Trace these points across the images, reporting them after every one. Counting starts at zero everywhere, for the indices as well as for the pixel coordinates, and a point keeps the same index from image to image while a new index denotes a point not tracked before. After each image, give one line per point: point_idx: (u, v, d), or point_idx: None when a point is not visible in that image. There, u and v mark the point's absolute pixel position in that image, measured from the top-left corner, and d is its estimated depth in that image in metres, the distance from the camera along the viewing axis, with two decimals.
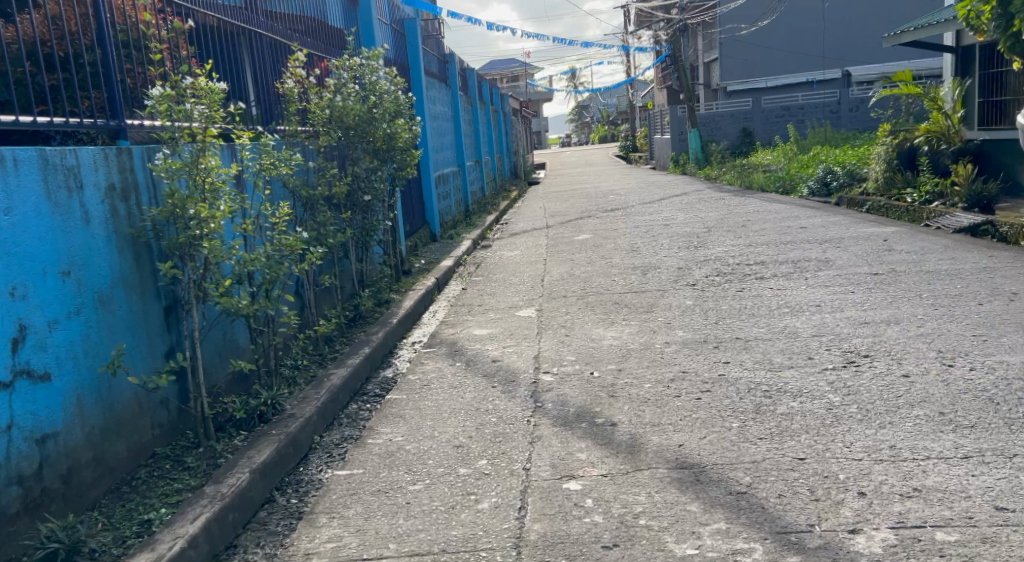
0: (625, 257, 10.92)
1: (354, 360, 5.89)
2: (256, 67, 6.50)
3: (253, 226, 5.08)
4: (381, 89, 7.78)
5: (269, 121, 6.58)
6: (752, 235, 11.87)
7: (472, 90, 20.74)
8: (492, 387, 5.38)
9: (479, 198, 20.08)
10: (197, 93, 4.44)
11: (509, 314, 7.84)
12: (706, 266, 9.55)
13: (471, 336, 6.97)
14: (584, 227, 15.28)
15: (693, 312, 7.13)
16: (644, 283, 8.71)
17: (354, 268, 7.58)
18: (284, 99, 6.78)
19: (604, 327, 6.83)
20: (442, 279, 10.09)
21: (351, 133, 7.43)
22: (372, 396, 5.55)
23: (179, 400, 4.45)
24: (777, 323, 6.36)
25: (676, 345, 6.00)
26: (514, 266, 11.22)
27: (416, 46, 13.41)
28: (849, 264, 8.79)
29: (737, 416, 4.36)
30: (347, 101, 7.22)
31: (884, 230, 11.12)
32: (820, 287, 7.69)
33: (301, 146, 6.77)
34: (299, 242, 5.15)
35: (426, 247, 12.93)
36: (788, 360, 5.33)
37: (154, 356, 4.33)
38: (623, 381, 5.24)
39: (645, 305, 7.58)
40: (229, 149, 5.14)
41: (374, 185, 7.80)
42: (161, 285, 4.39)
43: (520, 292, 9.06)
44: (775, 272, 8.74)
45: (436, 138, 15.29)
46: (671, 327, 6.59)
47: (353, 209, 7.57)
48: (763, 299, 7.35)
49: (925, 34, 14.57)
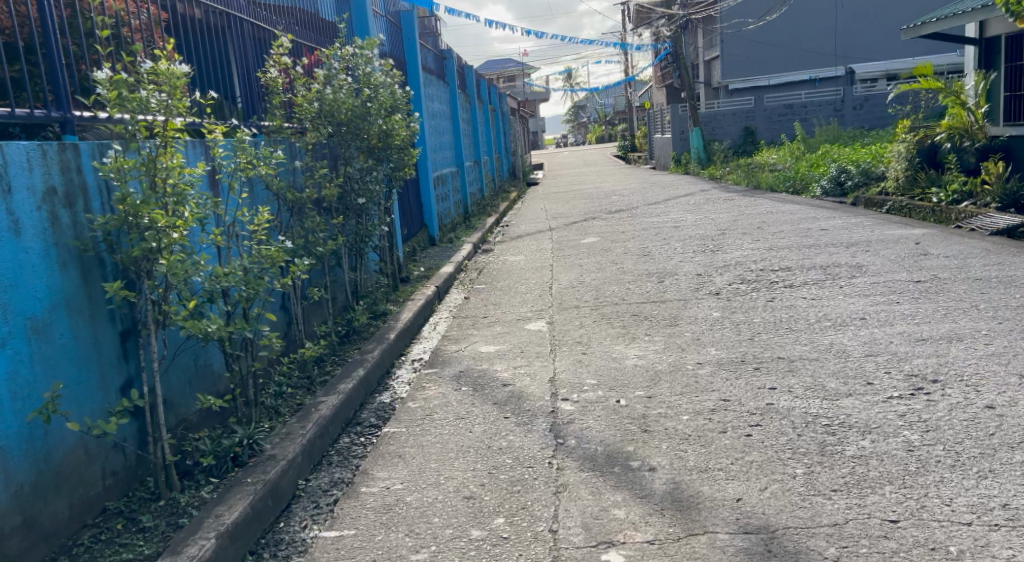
0: (638, 262, 10.25)
1: (346, 385, 5.20)
2: (236, 53, 5.74)
3: (227, 234, 4.37)
4: (376, 82, 7.11)
5: (250, 114, 5.84)
6: (770, 238, 11.22)
7: (471, 87, 20.09)
8: (504, 418, 4.67)
9: (478, 199, 19.41)
10: (159, 80, 3.72)
11: (518, 327, 7.15)
12: (726, 273, 8.87)
13: (478, 354, 6.28)
14: (589, 229, 14.62)
15: (722, 326, 6.44)
16: (662, 292, 8.02)
17: (347, 278, 6.90)
18: (267, 91, 6.03)
19: (625, 344, 6.14)
20: (444, 287, 9.41)
21: (344, 130, 6.75)
22: (367, 427, 4.85)
23: (139, 442, 3.78)
24: (820, 341, 5.68)
25: (710, 367, 5.32)
26: (518, 272, 10.54)
27: (413, 41, 12.73)
28: (884, 271, 8.12)
29: (800, 459, 3.70)
30: (338, 93, 6.44)
31: (912, 233, 10.47)
32: (859, 297, 7.03)
33: (291, 144, 6.02)
34: (283, 254, 4.45)
35: (425, 251, 12.25)
36: (847, 388, 4.63)
37: (109, 392, 3.66)
38: (656, 412, 4.55)
39: (667, 318, 6.90)
40: (201, 144, 4.44)
41: (370, 186, 7.11)
42: (117, 306, 3.72)
43: (527, 301, 8.37)
44: (805, 279, 8.10)
45: (435, 138, 14.62)
46: (701, 344, 5.92)
47: (346, 213, 6.89)
48: (798, 312, 6.67)
49: (946, 26, 13.87)
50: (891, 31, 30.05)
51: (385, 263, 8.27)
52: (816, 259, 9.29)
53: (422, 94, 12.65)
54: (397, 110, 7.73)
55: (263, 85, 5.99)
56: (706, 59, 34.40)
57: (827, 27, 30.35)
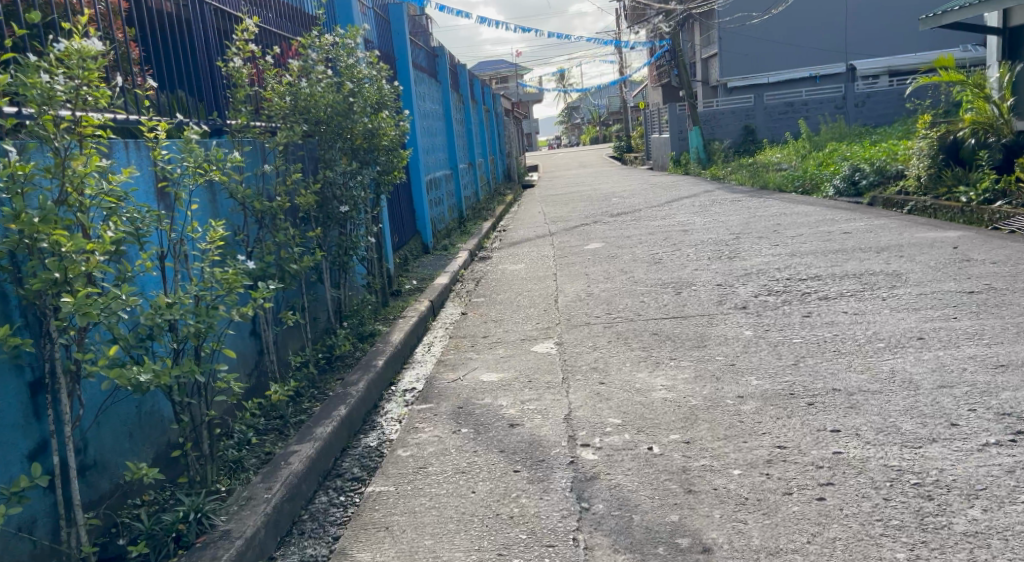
0: (648, 270, 9.47)
1: (323, 429, 4.37)
2: (193, 40, 4.92)
3: (173, 254, 3.52)
4: (360, 76, 6.32)
5: (210, 111, 4.99)
6: (790, 242, 10.48)
7: (465, 88, 19.32)
8: (513, 472, 3.82)
9: (473, 203, 18.65)
10: (69, 62, 2.89)
11: (523, 349, 6.35)
12: (750, 283, 8.09)
13: (478, 384, 5.45)
14: (591, 234, 13.83)
15: (758, 348, 5.67)
16: (683, 307, 7.24)
17: (328, 297, 6.09)
18: (231, 83, 5.18)
19: (649, 371, 5.34)
20: (439, 301, 8.62)
21: (325, 129, 5.96)
22: (348, 482, 4.02)
23: (53, 523, 2.95)
24: (878, 368, 4.89)
25: (754, 402, 4.52)
26: (519, 283, 9.75)
27: (403, 35, 11.95)
28: (927, 281, 7.35)
29: (897, 539, 2.95)
30: (315, 86, 5.57)
31: (945, 236, 9.72)
32: (907, 312, 6.28)
33: (260, 146, 5.16)
34: (243, 278, 3.62)
35: (418, 260, 11.45)
36: (932, 434, 3.82)
37: (10, 463, 2.84)
38: (699, 464, 3.73)
39: (692, 338, 6.11)
40: (139, 144, 3.59)
41: (354, 193, 6.33)
42: (21, 353, 2.90)
43: (533, 317, 7.57)
44: (840, 291, 7.37)
45: (428, 139, 13.83)
46: (739, 371, 5.12)
47: (327, 224, 6.07)
48: (842, 331, 5.89)
49: (968, 15, 13.18)
50: (895, 26, 29.38)
51: (373, 277, 7.47)
52: (847, 266, 8.56)
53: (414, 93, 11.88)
54: (384, 106, 6.93)
55: (228, 79, 5.17)
56: (703, 58, 33.67)
57: (829, 23, 29.64)
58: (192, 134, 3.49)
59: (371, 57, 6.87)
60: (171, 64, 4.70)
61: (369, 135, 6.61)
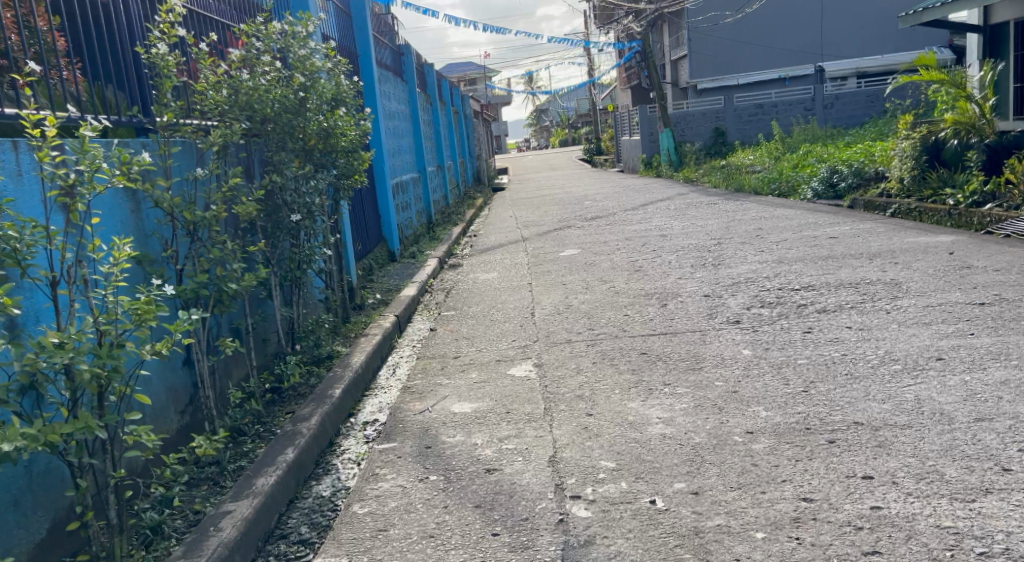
0: (628, 280, 8.88)
1: (265, 479, 3.77)
2: (111, 20, 4.25)
3: (70, 282, 2.92)
4: (315, 69, 5.76)
5: (131, 104, 4.31)
6: (775, 248, 9.94)
7: (432, 88, 18.67)
8: (490, 537, 3.27)
9: (443, 208, 18.02)
10: None
11: (497, 372, 5.73)
12: (739, 295, 7.52)
13: (448, 416, 4.83)
14: (566, 239, 13.26)
15: (760, 371, 5.08)
16: (669, 323, 6.63)
17: (278, 316, 5.45)
18: (154, 74, 4.49)
19: (640, 402, 4.73)
20: (406, 315, 7.97)
21: (275, 126, 5.37)
22: (293, 546, 3.43)
23: None
24: (900, 396, 4.30)
25: (766, 439, 3.94)
26: (492, 294, 9.13)
27: (365, 30, 11.28)
28: (931, 290, 6.80)
29: None
30: (262, 80, 4.98)
31: (939, 240, 9.21)
32: (918, 326, 5.72)
33: (190, 146, 4.52)
34: (159, 307, 3.00)
35: (384, 269, 10.80)
36: (984, 483, 3.25)
37: None
38: (713, 524, 3.19)
39: (684, 360, 5.51)
40: (19, 147, 3.00)
41: (305, 197, 5.70)
42: None
43: (507, 334, 6.94)
44: (838, 302, 6.81)
45: (393, 141, 13.18)
46: (744, 400, 4.53)
47: (277, 235, 5.46)
48: (850, 349, 5.31)
49: (950, 12, 12.70)
50: (865, 26, 29.13)
51: (332, 292, 6.82)
52: (840, 274, 8.00)
53: (377, 93, 11.25)
54: (341, 103, 6.34)
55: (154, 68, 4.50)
56: (673, 58, 33.26)
57: (800, 23, 29.32)
58: (86, 135, 2.85)
59: (325, 49, 6.22)
60: (78, 47, 4.02)
61: (319, 134, 5.95)
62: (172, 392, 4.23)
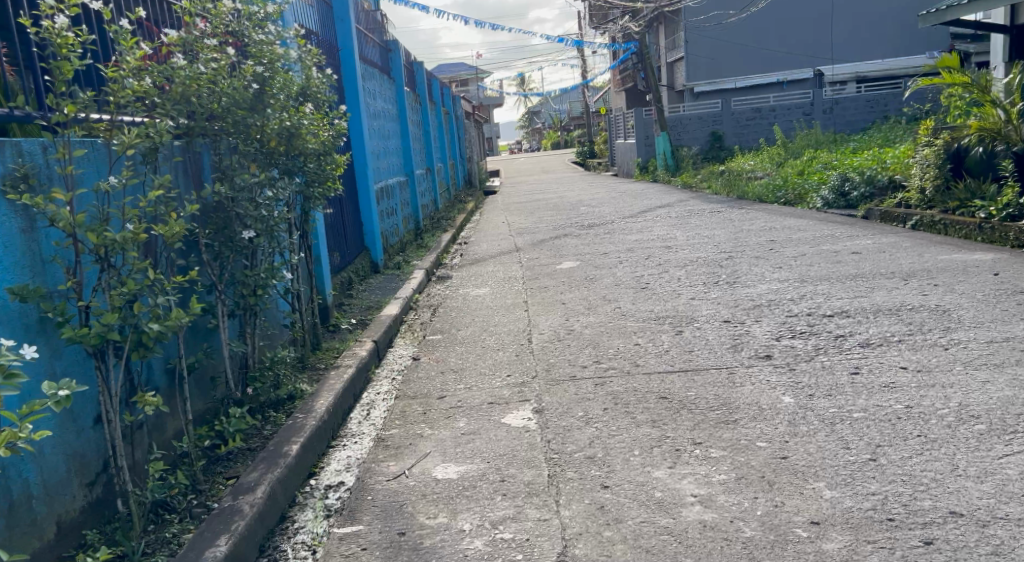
0: (635, 301, 7.99)
1: None
2: None
3: None
4: (275, 53, 4.98)
5: (16, 88, 3.41)
6: (793, 264, 9.08)
7: (422, 87, 17.76)
8: None
9: (432, 213, 17.11)
10: None
11: (489, 419, 4.83)
12: (764, 322, 6.63)
13: (428, 487, 3.98)
14: (563, 250, 12.39)
15: (809, 426, 4.19)
16: (688, 358, 5.73)
17: (225, 353, 4.60)
18: (47, 50, 3.59)
19: (666, 471, 3.85)
20: (386, 339, 7.07)
21: (226, 119, 4.56)
22: None
23: None
24: (1001, 473, 3.43)
25: (840, 536, 3.14)
26: (483, 313, 8.23)
27: (347, 20, 10.37)
28: (989, 320, 5.91)
29: None
30: (201, 67, 4.26)
31: (977, 258, 8.32)
32: (989, 367, 4.84)
33: (102, 144, 3.61)
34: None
35: (365, 282, 9.90)
36: None
37: None
38: None
39: (714, 410, 4.62)
40: None
41: (262, 208, 4.82)
42: None
43: (500, 368, 6.03)
44: (884, 330, 5.92)
45: (378, 142, 12.30)
46: (798, 472, 3.65)
47: (225, 255, 4.64)
48: (915, 400, 4.39)
49: (978, 10, 11.80)
50: (869, 30, 28.36)
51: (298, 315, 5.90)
52: (875, 296, 7.13)
53: (360, 91, 10.41)
54: (309, 99, 5.92)
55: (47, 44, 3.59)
56: (669, 60, 32.45)
57: (802, 25, 28.52)
58: None
59: (289, 33, 5.31)
60: None
61: (278, 133, 5.05)
62: (77, 459, 3.45)
